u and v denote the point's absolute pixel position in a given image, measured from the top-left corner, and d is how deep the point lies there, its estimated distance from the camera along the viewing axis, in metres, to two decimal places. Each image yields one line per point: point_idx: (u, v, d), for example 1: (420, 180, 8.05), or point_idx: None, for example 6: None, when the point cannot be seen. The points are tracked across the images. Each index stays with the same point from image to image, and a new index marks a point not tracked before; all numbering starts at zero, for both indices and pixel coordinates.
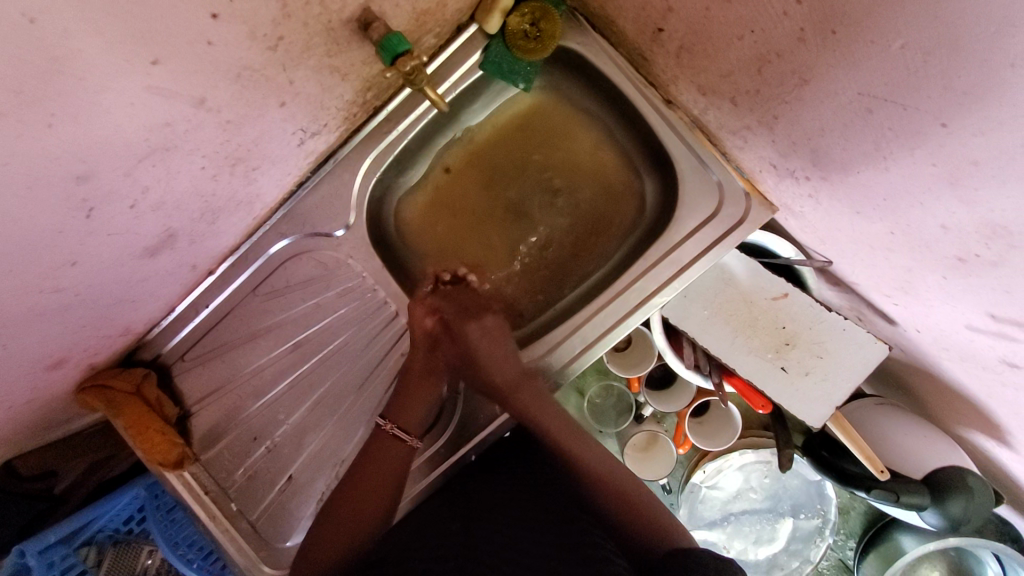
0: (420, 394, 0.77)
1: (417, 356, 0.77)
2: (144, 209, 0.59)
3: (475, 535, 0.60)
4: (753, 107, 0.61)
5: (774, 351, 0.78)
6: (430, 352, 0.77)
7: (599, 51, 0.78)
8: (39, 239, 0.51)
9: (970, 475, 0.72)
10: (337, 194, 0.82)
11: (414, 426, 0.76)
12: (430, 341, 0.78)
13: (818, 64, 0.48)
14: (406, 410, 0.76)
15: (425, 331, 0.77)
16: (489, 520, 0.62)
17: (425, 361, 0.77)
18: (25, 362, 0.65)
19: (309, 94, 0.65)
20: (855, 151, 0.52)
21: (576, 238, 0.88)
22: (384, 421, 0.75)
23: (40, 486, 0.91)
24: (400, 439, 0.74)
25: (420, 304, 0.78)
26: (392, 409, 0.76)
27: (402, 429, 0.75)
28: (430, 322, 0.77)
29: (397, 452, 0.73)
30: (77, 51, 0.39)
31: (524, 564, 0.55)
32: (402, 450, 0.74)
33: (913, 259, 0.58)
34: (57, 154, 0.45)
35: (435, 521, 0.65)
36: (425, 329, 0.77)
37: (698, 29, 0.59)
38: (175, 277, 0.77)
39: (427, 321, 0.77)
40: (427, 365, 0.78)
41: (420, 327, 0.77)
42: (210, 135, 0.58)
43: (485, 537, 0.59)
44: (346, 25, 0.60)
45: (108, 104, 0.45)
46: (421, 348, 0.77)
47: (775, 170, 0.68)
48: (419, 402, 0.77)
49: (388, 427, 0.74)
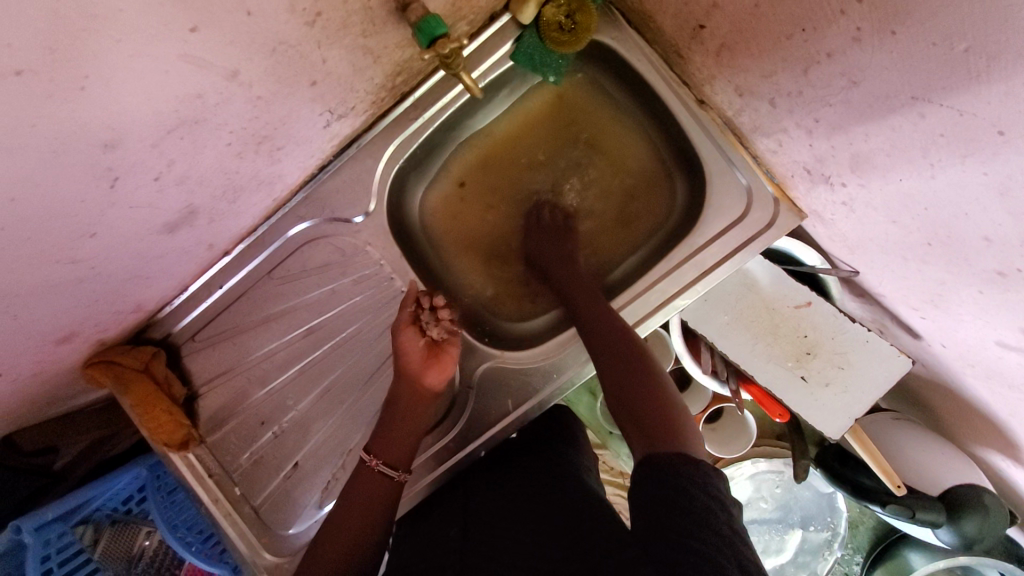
0: (405, 424, 0.73)
1: (405, 383, 0.74)
2: (167, 182, 0.58)
3: (474, 544, 0.60)
4: (793, 109, 0.60)
5: (795, 360, 0.77)
6: (417, 377, 0.73)
7: (633, 47, 0.77)
8: (61, 207, 0.49)
9: (987, 493, 0.72)
10: (358, 180, 0.81)
11: (401, 460, 0.72)
12: (420, 364, 0.74)
13: (871, 65, 0.47)
14: (391, 443, 0.72)
15: (414, 353, 0.73)
16: (493, 527, 0.62)
17: (412, 390, 0.74)
18: (35, 334, 0.64)
19: (340, 74, 0.64)
20: (900, 158, 0.51)
21: (601, 233, 0.87)
22: (369, 457, 0.71)
23: (39, 462, 0.88)
24: (386, 476, 0.70)
25: (406, 327, 0.74)
26: (376, 442, 0.72)
27: (388, 466, 0.70)
28: (420, 343, 0.74)
29: (382, 485, 0.69)
30: (116, 11, 0.38)
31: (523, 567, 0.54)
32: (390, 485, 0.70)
33: (949, 271, 0.57)
34: (86, 119, 0.43)
35: (444, 528, 0.67)
36: (412, 355, 0.73)
37: (744, 26, 0.57)
38: (191, 256, 0.76)
39: (416, 342, 0.73)
40: (415, 392, 0.74)
41: (409, 349, 0.73)
42: (240, 110, 0.57)
43: (485, 543, 0.60)
44: (384, 5, 0.59)
45: (142, 70, 0.43)
46: (409, 373, 0.74)
47: (808, 175, 0.67)
48: (404, 434, 0.73)
49: (373, 463, 0.70)
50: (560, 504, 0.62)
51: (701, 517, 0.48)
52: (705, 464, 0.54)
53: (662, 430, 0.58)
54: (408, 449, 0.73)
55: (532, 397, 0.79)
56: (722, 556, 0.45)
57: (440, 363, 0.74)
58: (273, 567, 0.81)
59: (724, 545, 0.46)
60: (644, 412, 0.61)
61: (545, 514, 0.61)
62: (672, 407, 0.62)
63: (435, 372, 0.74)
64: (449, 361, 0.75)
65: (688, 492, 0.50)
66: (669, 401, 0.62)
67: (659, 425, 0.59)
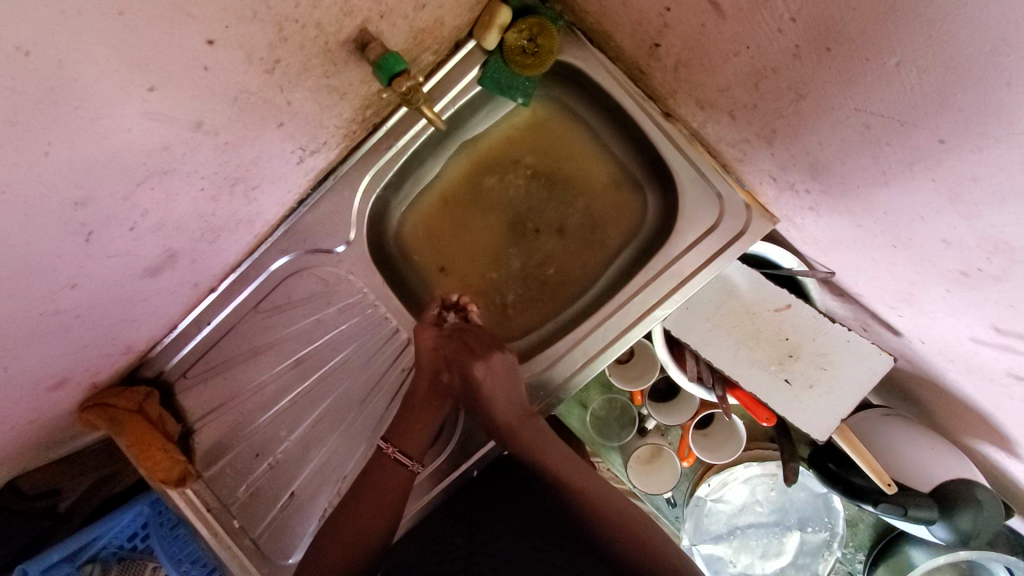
0: (421, 418, 0.77)
1: (421, 380, 0.78)
2: (143, 231, 0.60)
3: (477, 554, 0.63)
4: (751, 121, 0.61)
5: (778, 363, 0.78)
6: (434, 373, 0.78)
7: (596, 66, 0.78)
8: (39, 263, 0.51)
9: (979, 487, 0.72)
10: (338, 211, 0.82)
11: (416, 450, 0.77)
12: (438, 363, 0.78)
13: (815, 81, 0.48)
14: (409, 435, 0.76)
15: (433, 350, 0.78)
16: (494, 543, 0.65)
17: (430, 385, 0.78)
18: (26, 384, 0.66)
19: (308, 113, 0.65)
20: (855, 165, 0.52)
21: (569, 264, 0.87)
22: (385, 444, 0.76)
23: (43, 505, 0.91)
24: (402, 464, 0.75)
25: (428, 325, 0.79)
26: (394, 433, 0.77)
27: (404, 454, 0.76)
28: (440, 344, 0.79)
29: (398, 477, 0.75)
30: (72, 81, 0.39)
31: None
32: (404, 475, 0.75)
33: (917, 272, 0.57)
34: (55, 181, 0.45)
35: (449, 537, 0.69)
36: (432, 352, 0.78)
37: (694, 45, 0.58)
38: (176, 296, 0.77)
39: (437, 342, 0.78)
40: (431, 390, 0.78)
41: (430, 349, 0.78)
42: (209, 158, 0.58)
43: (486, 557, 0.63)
44: (343, 46, 0.60)
45: (105, 131, 0.45)
46: (425, 370, 0.78)
47: (774, 183, 0.68)
48: (420, 428, 0.77)
49: (390, 451, 0.76)
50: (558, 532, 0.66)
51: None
52: None
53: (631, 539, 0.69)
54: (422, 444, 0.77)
55: None
56: None
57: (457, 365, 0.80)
58: None
59: None
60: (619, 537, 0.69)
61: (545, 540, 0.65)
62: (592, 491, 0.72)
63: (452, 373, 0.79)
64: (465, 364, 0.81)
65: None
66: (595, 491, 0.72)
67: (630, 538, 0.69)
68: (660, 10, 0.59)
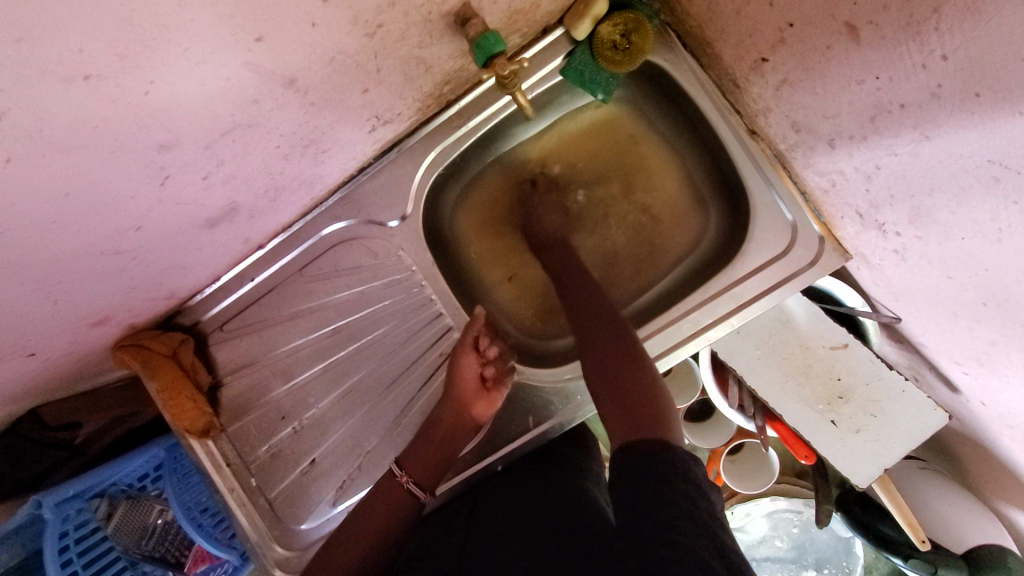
0: (441, 443, 0.73)
1: (451, 404, 0.73)
2: (214, 181, 0.58)
3: (484, 520, 0.63)
4: (854, 153, 0.58)
5: (826, 403, 0.75)
6: (466, 401, 0.73)
7: (685, 70, 0.75)
8: (112, 202, 0.50)
9: (1011, 556, 0.70)
10: (397, 184, 0.81)
11: (429, 481, 0.73)
12: (471, 392, 0.73)
13: (947, 124, 0.45)
14: (423, 460, 0.72)
15: (469, 379, 0.73)
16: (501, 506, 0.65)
17: (457, 413, 0.73)
18: (72, 318, 0.65)
19: (392, 82, 0.63)
20: (967, 217, 0.49)
21: (615, 271, 0.87)
22: (398, 472, 0.72)
23: (63, 437, 0.87)
24: (414, 495, 0.71)
25: (469, 350, 0.74)
26: (409, 459, 0.73)
27: (417, 485, 0.72)
28: (476, 373, 0.74)
29: (406, 503, 0.71)
30: (187, 21, 0.38)
31: (519, 527, 0.59)
32: (413, 504, 0.71)
33: (1002, 335, 0.55)
34: (145, 121, 0.43)
35: (454, 517, 0.69)
36: (467, 380, 0.73)
37: (810, 65, 0.56)
38: (226, 249, 0.76)
39: (474, 370, 0.73)
40: (459, 417, 0.73)
41: (466, 374, 0.73)
42: (293, 116, 0.56)
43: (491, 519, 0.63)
44: (444, 19, 0.58)
45: (203, 76, 0.43)
46: (459, 395, 0.73)
47: (859, 219, 0.65)
48: (437, 453, 0.73)
49: (403, 480, 0.72)
50: (558, 482, 0.67)
51: (689, 513, 0.47)
52: (677, 453, 0.54)
53: (643, 408, 0.61)
54: (437, 470, 0.73)
55: (552, 417, 0.79)
56: (698, 541, 0.45)
57: (490, 399, 0.74)
58: (284, 560, 0.82)
59: (700, 531, 0.46)
60: (628, 397, 0.62)
61: (545, 489, 0.66)
62: (653, 384, 0.64)
63: (483, 405, 0.74)
64: (498, 398, 0.75)
65: (674, 497, 0.48)
66: (654, 384, 0.64)
67: (644, 409, 0.60)
68: (780, 25, 0.56)
